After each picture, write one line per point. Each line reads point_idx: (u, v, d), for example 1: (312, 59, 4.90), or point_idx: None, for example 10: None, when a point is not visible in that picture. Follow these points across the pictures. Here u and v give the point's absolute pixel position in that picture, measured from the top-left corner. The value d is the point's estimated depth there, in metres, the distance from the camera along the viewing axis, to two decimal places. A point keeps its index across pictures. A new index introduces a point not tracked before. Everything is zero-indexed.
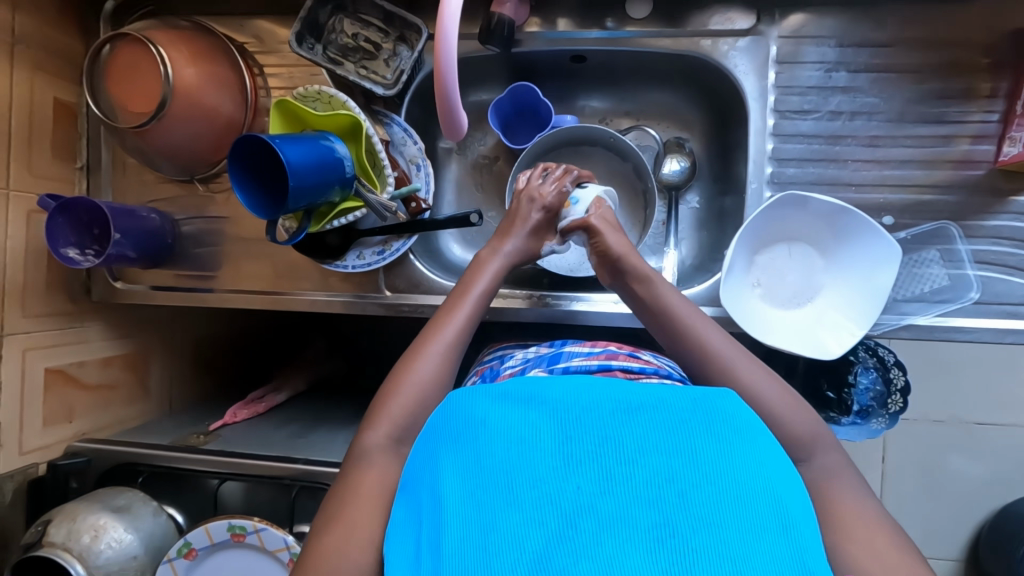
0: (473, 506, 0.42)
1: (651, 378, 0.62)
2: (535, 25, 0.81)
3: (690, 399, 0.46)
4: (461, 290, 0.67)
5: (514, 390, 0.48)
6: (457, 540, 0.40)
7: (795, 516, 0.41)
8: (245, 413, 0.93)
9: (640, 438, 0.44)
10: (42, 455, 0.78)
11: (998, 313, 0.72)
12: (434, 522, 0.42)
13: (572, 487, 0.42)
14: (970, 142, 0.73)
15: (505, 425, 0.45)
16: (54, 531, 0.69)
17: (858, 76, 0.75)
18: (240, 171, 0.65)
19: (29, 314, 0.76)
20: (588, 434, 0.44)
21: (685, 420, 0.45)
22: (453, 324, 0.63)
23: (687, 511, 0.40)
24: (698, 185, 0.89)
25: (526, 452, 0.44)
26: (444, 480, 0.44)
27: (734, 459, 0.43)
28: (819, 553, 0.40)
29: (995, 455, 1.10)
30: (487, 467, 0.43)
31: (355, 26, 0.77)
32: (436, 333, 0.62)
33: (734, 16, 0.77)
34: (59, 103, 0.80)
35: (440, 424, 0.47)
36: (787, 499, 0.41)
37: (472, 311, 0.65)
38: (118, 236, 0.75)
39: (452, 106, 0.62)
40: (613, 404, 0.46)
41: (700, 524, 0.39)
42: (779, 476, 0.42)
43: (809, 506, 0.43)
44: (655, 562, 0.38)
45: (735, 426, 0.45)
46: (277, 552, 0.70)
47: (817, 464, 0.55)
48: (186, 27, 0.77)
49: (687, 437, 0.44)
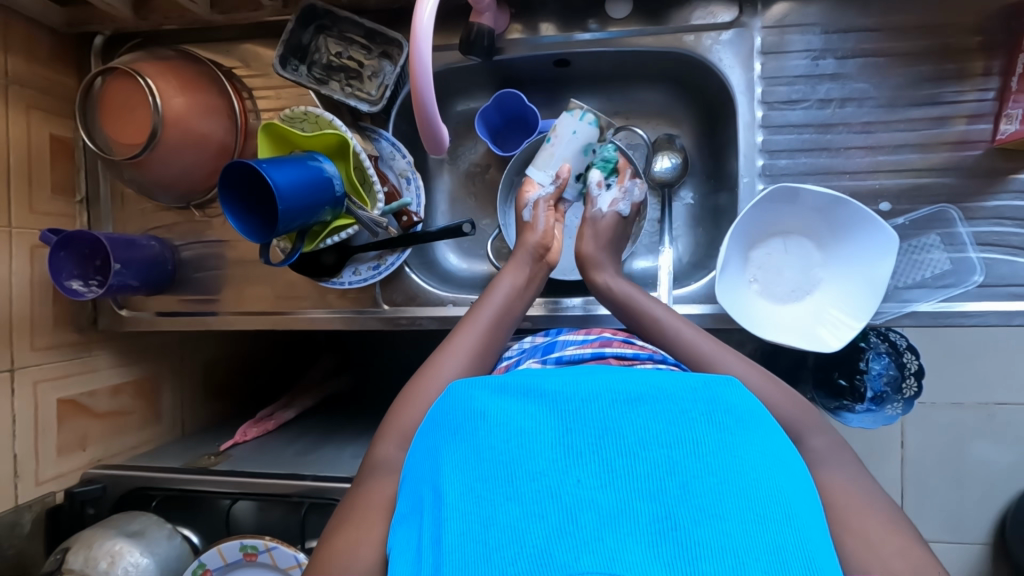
0: (473, 500, 0.41)
1: (646, 363, 0.63)
2: (517, 32, 0.80)
3: (690, 389, 0.46)
4: (488, 293, 0.69)
5: (513, 384, 0.48)
6: (456, 534, 0.40)
7: (795, 504, 0.40)
8: (255, 431, 0.94)
9: (639, 427, 0.43)
10: (58, 484, 0.80)
11: (1004, 295, 0.70)
12: (435, 518, 0.42)
13: (571, 480, 0.41)
14: (965, 122, 0.72)
15: (504, 419, 0.45)
16: (72, 558, 0.71)
17: (846, 62, 0.74)
18: (229, 198, 0.65)
19: (38, 347, 0.78)
20: (588, 426, 0.44)
21: (686, 410, 0.44)
22: (478, 326, 0.65)
23: (688, 499, 0.39)
24: (691, 182, 0.89)
25: (525, 445, 0.43)
26: (444, 475, 0.43)
27: (736, 447, 0.42)
28: (825, 549, 0.39)
29: (1017, 435, 1.08)
30: (487, 462, 0.43)
31: (339, 45, 0.78)
32: (458, 348, 0.63)
33: (715, 10, 0.76)
34: (55, 140, 0.82)
35: (439, 416, 0.48)
36: (789, 486, 0.41)
37: (496, 314, 0.67)
38: (118, 266, 0.77)
39: (433, 123, 0.62)
40: (612, 393, 0.46)
41: (703, 514, 0.39)
42: (780, 467, 0.42)
43: (813, 496, 0.43)
44: (658, 555, 0.37)
45: (735, 418, 0.44)
46: (289, 570, 0.71)
47: (808, 451, 0.56)
48: (173, 56, 0.78)
49: (687, 426, 0.43)
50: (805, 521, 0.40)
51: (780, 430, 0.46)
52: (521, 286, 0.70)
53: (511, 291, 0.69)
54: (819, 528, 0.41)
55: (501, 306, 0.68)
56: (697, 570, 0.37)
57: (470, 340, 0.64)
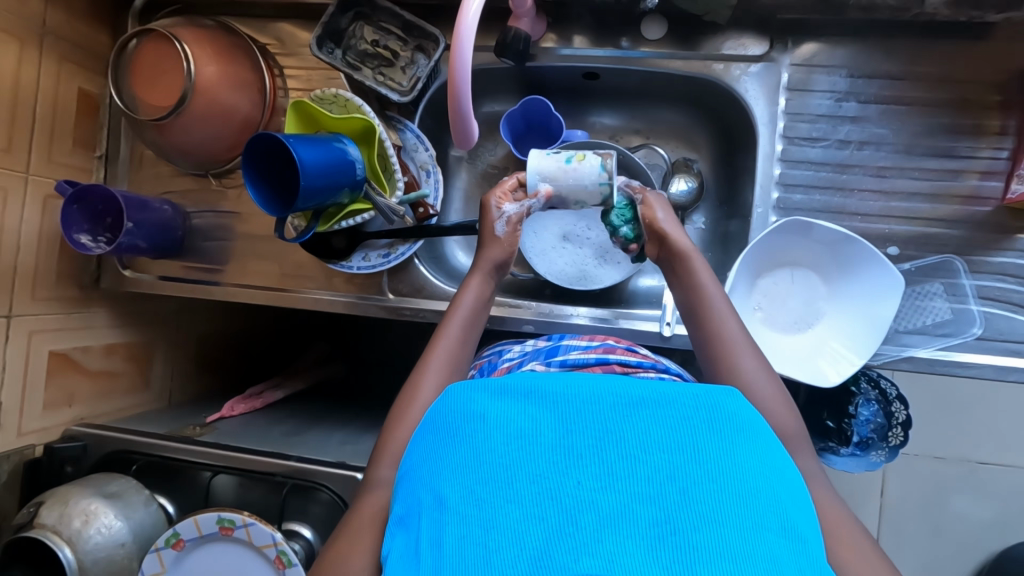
0: (473, 502, 0.41)
1: (648, 372, 0.63)
2: (551, 41, 0.82)
3: (691, 396, 0.46)
4: (454, 306, 0.68)
5: (513, 386, 0.48)
6: (456, 537, 0.40)
7: (791, 513, 0.41)
8: (243, 407, 0.94)
9: (640, 432, 0.43)
10: (39, 437, 0.79)
11: (1001, 349, 0.71)
12: (435, 520, 0.42)
13: (572, 482, 0.41)
14: (978, 177, 0.73)
15: (505, 420, 0.45)
16: (46, 513, 0.70)
17: (868, 106, 0.76)
18: (253, 169, 0.66)
19: (38, 298, 0.77)
20: (588, 429, 0.44)
21: (688, 417, 0.44)
22: (446, 340, 0.65)
23: (688, 506, 0.40)
24: (705, 207, 0.90)
25: (526, 447, 0.43)
26: (444, 478, 0.43)
27: (736, 457, 0.42)
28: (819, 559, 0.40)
29: (997, 496, 1.09)
30: (487, 462, 0.43)
31: (375, 33, 0.79)
32: (438, 356, 0.64)
33: (747, 42, 0.78)
34: (82, 94, 0.82)
35: (439, 417, 0.48)
36: (787, 498, 0.42)
37: (464, 325, 0.67)
38: (130, 225, 0.77)
39: (464, 115, 0.63)
40: (613, 398, 0.46)
41: (703, 520, 0.39)
42: (777, 476, 0.43)
43: (810, 508, 0.44)
44: (657, 558, 0.37)
45: (735, 426, 0.44)
46: (264, 548, 0.70)
47: None
48: (211, 26, 0.79)
49: (687, 434, 0.43)
50: (801, 531, 0.41)
51: (779, 442, 0.46)
52: (485, 296, 0.70)
53: (476, 299, 0.69)
54: (814, 541, 0.42)
55: (467, 314, 0.68)
56: (696, 572, 0.37)
57: (443, 353, 0.64)
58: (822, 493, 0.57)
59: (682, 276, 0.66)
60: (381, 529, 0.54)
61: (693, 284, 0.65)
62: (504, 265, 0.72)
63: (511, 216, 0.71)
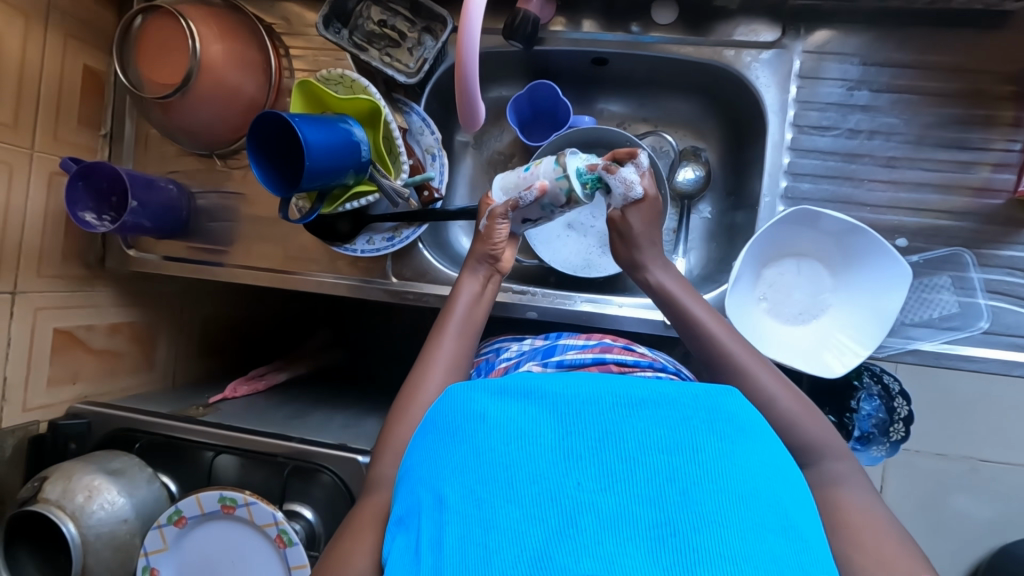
0: (473, 502, 0.41)
1: (645, 371, 0.63)
2: (560, 25, 0.81)
3: (691, 397, 0.45)
4: (449, 308, 0.68)
5: (512, 386, 0.47)
6: (456, 537, 0.40)
7: (791, 518, 0.41)
8: (245, 389, 0.94)
9: (640, 432, 0.43)
10: (43, 414, 0.79)
11: (1006, 344, 0.71)
12: (435, 520, 0.42)
13: (572, 483, 0.41)
14: (990, 169, 0.73)
15: (505, 420, 0.45)
16: (49, 488, 0.70)
17: (880, 95, 0.75)
18: (258, 148, 0.66)
19: (43, 275, 0.77)
20: (588, 429, 0.43)
21: (687, 417, 0.44)
22: (448, 340, 0.65)
23: (688, 509, 0.39)
24: (711, 197, 0.90)
25: (526, 447, 0.43)
26: (444, 478, 0.43)
27: (736, 459, 0.42)
28: (821, 558, 0.40)
29: (998, 493, 1.09)
30: (487, 463, 0.43)
31: (383, 13, 0.78)
32: (442, 354, 0.64)
33: (758, 28, 0.77)
34: (87, 72, 0.82)
35: (439, 417, 0.47)
36: (786, 498, 0.42)
37: (459, 333, 0.66)
38: (135, 204, 0.77)
39: (471, 99, 0.63)
40: (613, 398, 0.45)
41: (703, 521, 0.39)
42: (777, 477, 0.43)
43: (811, 506, 0.44)
44: (656, 559, 0.38)
45: (735, 425, 0.44)
46: (264, 527, 0.70)
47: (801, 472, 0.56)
48: (217, 4, 0.78)
49: (688, 434, 0.43)
50: (801, 529, 0.41)
51: (780, 442, 0.46)
52: (479, 295, 0.70)
53: (467, 304, 0.68)
54: (817, 540, 0.42)
55: (463, 317, 0.67)
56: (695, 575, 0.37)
57: (444, 350, 0.64)
58: (821, 482, 0.57)
59: (681, 319, 0.67)
60: (381, 526, 0.54)
61: (693, 323, 0.66)
62: (493, 256, 0.71)
63: (495, 210, 0.70)
